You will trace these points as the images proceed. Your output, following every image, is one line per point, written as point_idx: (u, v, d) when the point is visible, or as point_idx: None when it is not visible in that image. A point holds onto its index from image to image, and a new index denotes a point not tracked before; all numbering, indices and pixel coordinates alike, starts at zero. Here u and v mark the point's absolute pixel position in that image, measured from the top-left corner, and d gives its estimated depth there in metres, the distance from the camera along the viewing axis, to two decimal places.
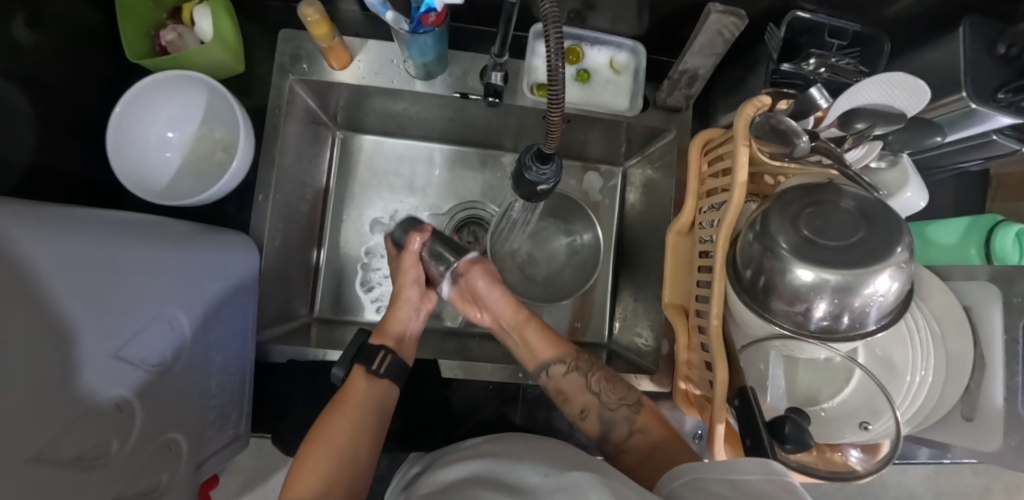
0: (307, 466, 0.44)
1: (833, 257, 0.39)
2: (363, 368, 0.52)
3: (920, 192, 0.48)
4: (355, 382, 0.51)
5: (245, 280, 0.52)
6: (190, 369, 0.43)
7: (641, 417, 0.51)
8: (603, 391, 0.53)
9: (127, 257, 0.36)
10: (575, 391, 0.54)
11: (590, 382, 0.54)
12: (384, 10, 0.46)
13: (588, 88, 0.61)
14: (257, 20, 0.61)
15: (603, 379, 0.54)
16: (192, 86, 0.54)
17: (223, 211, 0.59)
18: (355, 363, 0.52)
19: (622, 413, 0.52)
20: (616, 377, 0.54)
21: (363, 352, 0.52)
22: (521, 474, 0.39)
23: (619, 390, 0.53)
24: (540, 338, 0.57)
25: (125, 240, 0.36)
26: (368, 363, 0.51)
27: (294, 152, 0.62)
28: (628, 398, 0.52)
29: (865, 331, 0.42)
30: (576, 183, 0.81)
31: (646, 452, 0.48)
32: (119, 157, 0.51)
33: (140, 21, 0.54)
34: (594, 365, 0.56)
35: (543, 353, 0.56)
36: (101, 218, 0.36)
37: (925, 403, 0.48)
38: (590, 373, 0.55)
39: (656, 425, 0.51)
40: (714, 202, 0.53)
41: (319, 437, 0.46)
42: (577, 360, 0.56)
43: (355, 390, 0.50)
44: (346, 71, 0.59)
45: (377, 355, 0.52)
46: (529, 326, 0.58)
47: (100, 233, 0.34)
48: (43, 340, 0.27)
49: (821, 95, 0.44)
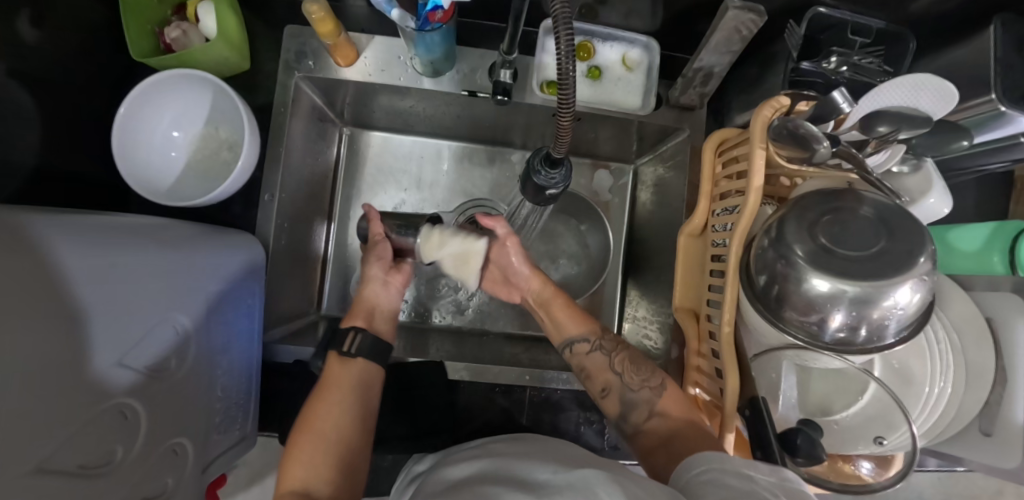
0: (293, 456, 0.41)
1: (852, 268, 0.38)
2: (335, 352, 0.49)
3: (944, 199, 0.46)
4: (332, 367, 0.48)
5: (249, 280, 0.52)
6: (197, 374, 0.43)
7: (664, 400, 0.48)
8: (625, 372, 0.51)
9: (125, 266, 0.36)
10: (598, 370, 0.53)
11: (614, 362, 0.52)
12: (390, 8, 0.45)
13: (599, 86, 0.60)
14: (262, 16, 0.60)
15: (627, 360, 0.52)
16: (197, 85, 0.53)
17: (229, 210, 0.59)
18: (329, 350, 0.49)
19: (644, 395, 0.49)
20: (641, 359, 0.52)
21: (335, 337, 0.50)
22: (528, 471, 0.38)
23: (643, 373, 0.51)
24: (569, 316, 0.57)
25: (124, 249, 0.36)
26: (338, 346, 0.49)
27: (299, 150, 0.62)
28: (653, 380, 0.50)
29: (882, 344, 0.41)
30: (586, 182, 0.79)
31: (664, 437, 0.46)
32: (124, 157, 0.50)
33: (145, 18, 0.54)
34: (624, 344, 0.54)
35: (574, 329, 0.56)
36: (98, 228, 0.37)
37: (943, 416, 0.47)
38: (614, 353, 0.53)
39: (677, 407, 0.48)
40: (727, 205, 0.52)
41: (301, 426, 0.43)
42: (602, 339, 0.54)
43: (333, 374, 0.47)
44: (353, 69, 0.58)
45: (345, 336, 0.49)
46: (562, 301, 0.59)
47: (95, 244, 0.34)
48: (39, 357, 0.28)
49: (844, 99, 0.43)
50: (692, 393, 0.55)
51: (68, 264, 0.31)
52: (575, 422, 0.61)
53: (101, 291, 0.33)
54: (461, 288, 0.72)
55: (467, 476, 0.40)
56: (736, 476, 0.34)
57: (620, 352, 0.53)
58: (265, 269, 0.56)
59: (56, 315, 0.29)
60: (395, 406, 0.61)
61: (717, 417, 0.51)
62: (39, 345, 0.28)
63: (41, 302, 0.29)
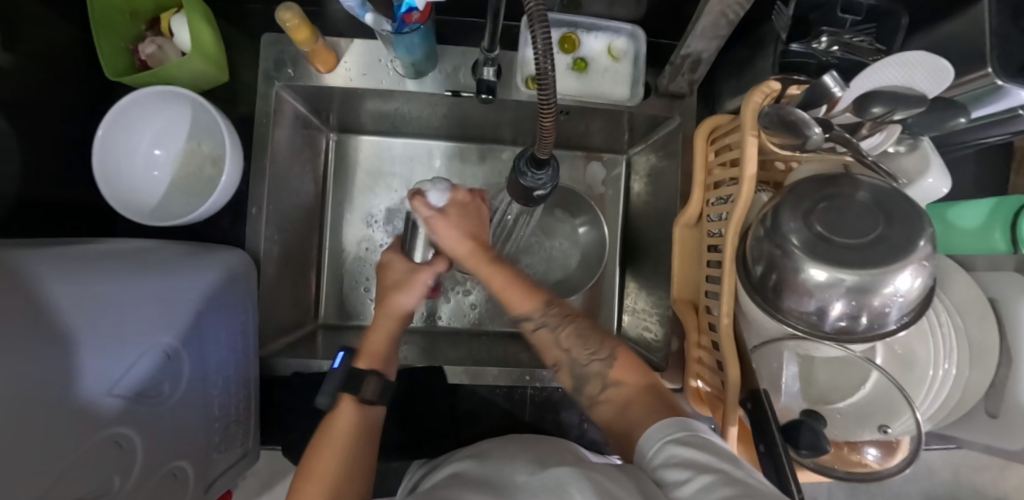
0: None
1: (848, 256, 0.37)
2: (351, 397, 0.47)
3: (943, 178, 0.44)
4: (343, 415, 0.46)
5: (239, 296, 0.51)
6: (191, 397, 0.43)
7: (616, 370, 0.45)
8: (573, 348, 0.49)
9: (109, 294, 0.36)
10: (546, 345, 0.51)
11: (560, 338, 0.50)
12: (363, 13, 0.43)
13: (585, 77, 0.58)
14: (238, 25, 0.59)
15: (574, 333, 0.50)
16: (176, 102, 0.52)
17: (217, 226, 0.58)
18: (342, 393, 0.47)
19: (595, 368, 0.47)
20: (588, 331, 0.49)
21: (350, 381, 0.48)
22: (514, 472, 0.38)
23: (591, 346, 0.48)
24: (511, 291, 0.51)
25: (104, 276, 0.36)
26: (357, 390, 0.47)
27: (285, 160, 0.61)
28: (599, 353, 0.47)
29: (884, 331, 0.40)
30: (579, 175, 0.78)
31: (621, 406, 0.43)
32: (105, 179, 0.49)
33: (118, 36, 0.53)
34: (572, 316, 0.51)
35: (520, 307, 0.51)
36: (76, 256, 0.36)
37: (949, 398, 0.46)
38: (560, 329, 0.50)
39: (630, 374, 0.45)
40: (722, 194, 0.51)
41: (312, 477, 0.41)
42: (546, 314, 0.50)
43: (346, 418, 0.46)
44: (334, 75, 0.57)
45: (366, 385, 0.48)
46: (504, 277, 0.51)
47: (74, 274, 0.34)
48: (28, 395, 0.27)
49: (835, 83, 0.43)
50: (694, 386, 0.55)
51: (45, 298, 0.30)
52: (578, 419, 0.60)
53: (86, 321, 0.33)
54: (459, 290, 0.71)
55: (460, 478, 0.40)
56: (695, 450, 0.34)
57: (568, 324, 0.51)
58: (257, 283, 0.56)
59: (45, 351, 0.29)
60: (396, 412, 0.60)
61: (718, 410, 0.50)
62: (28, 382, 0.27)
63: (32, 338, 0.29)
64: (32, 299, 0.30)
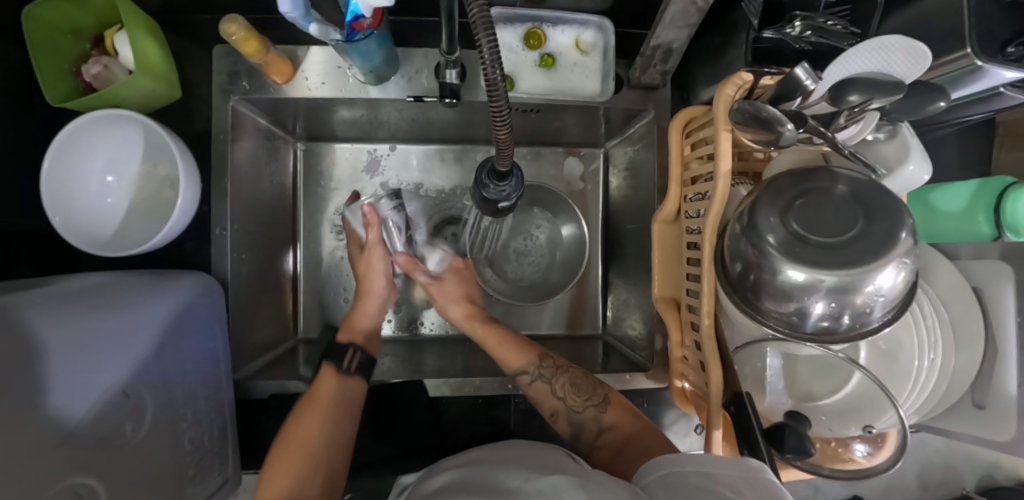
0: (277, 476, 0.41)
1: (828, 256, 0.36)
2: (331, 366, 0.53)
3: (925, 165, 0.42)
4: (324, 382, 0.51)
5: (210, 324, 0.50)
6: (157, 433, 0.42)
7: (610, 415, 0.47)
8: (568, 396, 0.49)
9: (68, 338, 0.35)
10: (543, 396, 0.50)
11: (556, 388, 0.50)
12: (307, 23, 0.40)
13: (554, 74, 0.56)
14: (189, 36, 0.56)
15: (568, 383, 0.50)
16: (126, 124, 0.50)
17: (181, 249, 0.56)
18: (323, 361, 0.53)
19: (591, 414, 0.48)
20: (583, 378, 0.51)
21: (331, 352, 0.54)
22: (505, 478, 0.37)
23: (585, 392, 0.49)
24: (505, 349, 0.54)
25: (64, 320, 0.35)
26: (337, 361, 0.53)
27: (248, 175, 0.58)
28: (594, 398, 0.49)
29: (867, 331, 0.39)
30: (557, 172, 0.76)
31: (617, 447, 0.44)
32: (57, 209, 0.47)
33: (61, 56, 0.50)
34: (566, 366, 0.52)
35: (515, 362, 0.53)
36: (40, 299, 0.35)
37: (936, 391, 0.45)
38: (556, 379, 0.51)
39: (625, 418, 0.47)
40: (699, 190, 0.49)
41: (291, 439, 0.44)
42: (541, 366, 0.52)
43: (325, 385, 0.51)
44: (293, 86, 0.54)
45: (346, 353, 0.54)
46: (498, 336, 0.56)
47: (38, 321, 0.33)
48: None
49: (807, 75, 0.38)
50: (678, 386, 0.54)
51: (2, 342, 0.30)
52: None
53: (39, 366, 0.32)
54: None
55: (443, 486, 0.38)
56: (703, 480, 0.30)
57: (563, 375, 0.52)
58: (226, 307, 0.54)
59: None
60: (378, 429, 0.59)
61: (703, 410, 0.50)
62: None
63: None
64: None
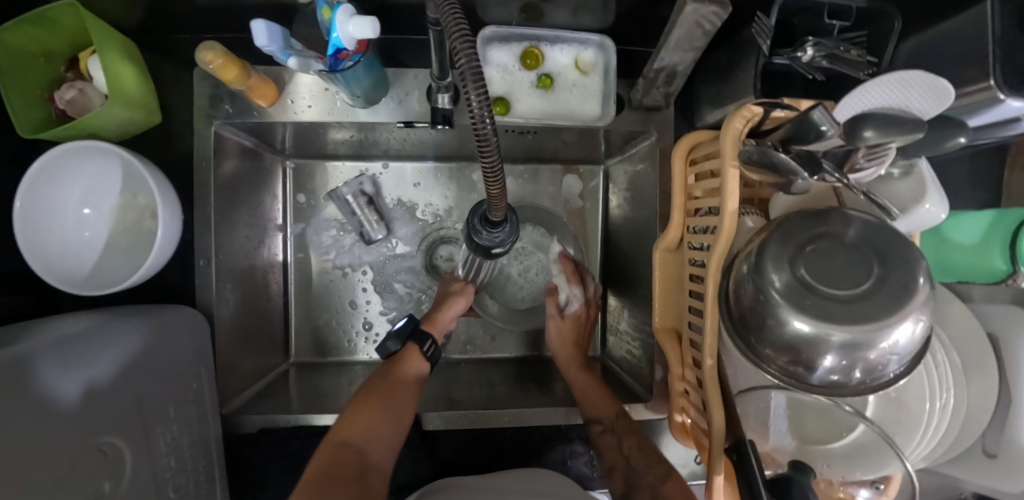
0: (359, 416, 0.47)
1: (839, 310, 0.34)
2: (416, 345, 0.57)
3: (942, 204, 0.40)
4: (409, 359, 0.55)
5: (193, 362, 0.49)
6: (141, 485, 0.40)
7: (667, 486, 0.43)
8: (634, 457, 0.48)
9: (68, 392, 0.35)
10: (606, 449, 0.50)
11: (624, 447, 0.49)
12: (287, 56, 0.40)
13: (552, 96, 0.53)
14: (168, 57, 0.53)
15: (636, 446, 0.49)
16: (100, 155, 0.48)
17: (163, 280, 0.54)
18: (409, 339, 0.57)
19: (649, 479, 0.45)
20: (652, 446, 0.49)
21: (415, 335, 0.58)
22: None
23: (649, 459, 0.47)
24: (603, 396, 0.55)
25: (63, 374, 0.35)
26: (421, 343, 0.57)
27: (232, 200, 0.56)
28: (658, 468, 0.45)
29: (879, 383, 0.37)
30: (555, 189, 0.74)
31: None
32: (32, 248, 0.45)
33: (32, 81, 0.48)
34: (638, 429, 0.51)
35: (597, 409, 0.53)
36: (37, 352, 0.35)
37: (946, 438, 0.44)
38: (626, 438, 0.50)
39: (680, 493, 0.41)
40: (703, 223, 0.47)
41: (379, 388, 0.50)
42: (616, 422, 0.51)
43: (413, 358, 0.56)
44: (279, 109, 0.52)
45: (426, 341, 0.58)
46: (594, 383, 0.58)
47: (42, 376, 0.33)
48: None
49: (823, 120, 0.36)
50: (678, 420, 0.53)
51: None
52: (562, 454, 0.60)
53: (11, 443, 0.29)
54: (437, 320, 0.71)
55: None
56: None
57: (632, 437, 0.50)
58: (211, 340, 0.52)
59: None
60: None
61: (704, 449, 0.48)
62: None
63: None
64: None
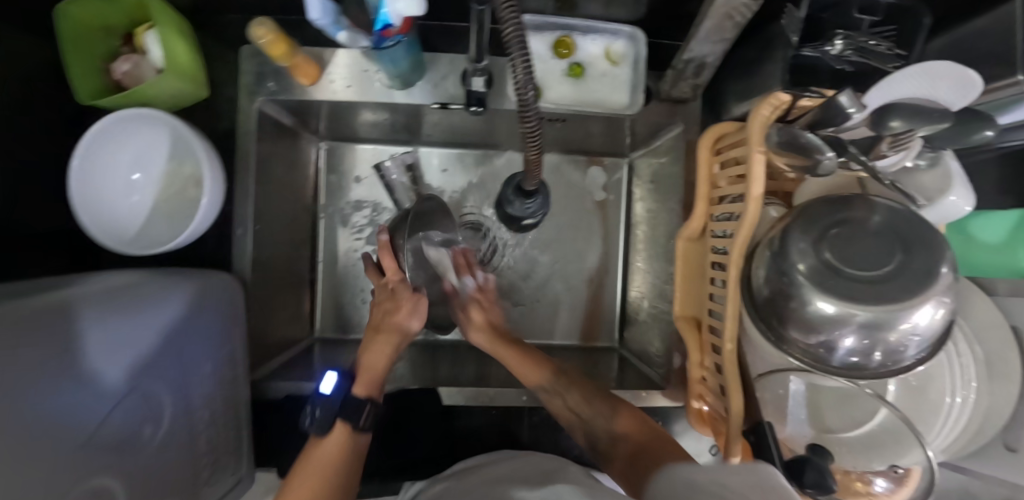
0: None
1: (863, 291, 0.35)
2: (345, 423, 0.45)
3: (966, 196, 0.41)
4: (334, 441, 0.44)
5: (227, 324, 0.51)
6: (173, 435, 0.42)
7: (622, 423, 0.48)
8: (580, 408, 0.51)
9: (119, 333, 0.37)
10: (558, 409, 0.53)
11: (570, 402, 0.52)
12: (337, 30, 0.43)
13: (582, 84, 0.55)
14: (219, 36, 0.56)
15: (583, 399, 0.51)
16: (151, 123, 0.50)
17: (203, 247, 0.56)
18: (336, 416, 0.45)
19: (603, 425, 0.49)
20: (595, 390, 0.52)
21: (346, 405, 0.46)
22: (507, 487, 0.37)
23: (597, 405, 0.50)
24: (529, 362, 0.54)
25: (117, 315, 0.37)
26: (354, 419, 0.45)
27: (270, 174, 0.58)
28: (605, 408, 0.50)
29: (898, 367, 0.38)
30: (579, 180, 0.76)
31: (630, 456, 0.45)
32: (86, 208, 0.48)
33: (92, 52, 0.51)
34: (579, 380, 0.53)
35: (534, 379, 0.53)
36: (96, 293, 0.37)
37: (969, 425, 0.45)
38: (569, 392, 0.52)
39: (635, 428, 0.47)
40: (727, 210, 0.48)
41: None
42: (556, 382, 0.53)
43: (334, 445, 0.44)
44: (319, 88, 0.54)
45: (361, 412, 0.46)
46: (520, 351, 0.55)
47: (100, 315, 0.35)
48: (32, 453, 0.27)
49: (850, 104, 0.37)
50: (695, 407, 0.53)
51: (31, 353, 0.28)
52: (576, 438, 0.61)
53: (64, 377, 0.31)
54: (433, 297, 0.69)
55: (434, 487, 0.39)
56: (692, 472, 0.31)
57: (576, 389, 0.52)
58: (244, 307, 0.54)
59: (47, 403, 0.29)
60: (394, 434, 0.60)
61: (721, 435, 0.49)
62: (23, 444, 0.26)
63: (46, 387, 0.29)
64: (58, 336, 0.31)
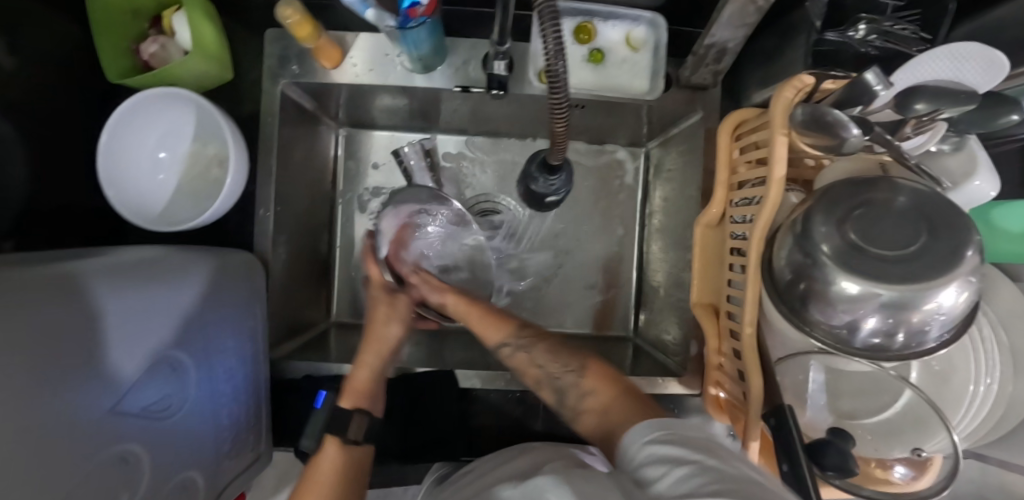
0: None
1: (888, 270, 0.34)
2: (335, 435, 0.47)
3: (992, 180, 0.41)
4: (328, 454, 0.46)
5: (247, 301, 0.51)
6: (197, 407, 0.42)
7: (590, 379, 0.47)
8: (545, 363, 0.50)
9: (142, 303, 0.37)
10: (525, 365, 0.52)
11: (534, 357, 0.51)
12: (365, 8, 0.42)
13: (602, 69, 0.55)
14: (244, 20, 0.57)
15: (545, 349, 0.51)
16: (178, 103, 0.51)
17: (224, 228, 0.57)
18: (326, 431, 0.47)
19: (571, 379, 0.48)
20: (561, 345, 0.52)
21: (336, 419, 0.48)
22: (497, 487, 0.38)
23: (563, 358, 0.50)
24: (489, 319, 0.55)
25: (136, 286, 0.37)
26: (343, 431, 0.47)
27: (291, 157, 0.59)
28: (572, 364, 0.49)
29: (922, 350, 0.38)
30: (595, 170, 0.76)
31: (601, 412, 0.44)
32: (113, 185, 0.49)
33: (120, 33, 0.51)
34: (544, 334, 0.54)
35: (493, 335, 0.54)
36: (115, 266, 0.37)
37: (990, 415, 0.44)
38: (534, 348, 0.52)
39: (604, 381, 0.47)
40: (747, 195, 0.48)
41: None
42: (520, 336, 0.53)
43: (329, 459, 0.46)
44: (341, 71, 0.55)
45: (348, 422, 0.48)
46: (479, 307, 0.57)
47: (120, 286, 0.35)
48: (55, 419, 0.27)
49: (876, 80, 0.37)
50: (713, 393, 0.53)
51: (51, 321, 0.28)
52: None
53: (88, 345, 0.31)
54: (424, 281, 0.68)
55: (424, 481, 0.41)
56: (671, 446, 0.33)
57: (539, 342, 0.52)
58: (264, 286, 0.55)
59: (70, 371, 0.29)
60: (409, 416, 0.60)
61: (739, 421, 0.48)
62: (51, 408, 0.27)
63: (70, 353, 0.29)
64: (78, 305, 0.31)
